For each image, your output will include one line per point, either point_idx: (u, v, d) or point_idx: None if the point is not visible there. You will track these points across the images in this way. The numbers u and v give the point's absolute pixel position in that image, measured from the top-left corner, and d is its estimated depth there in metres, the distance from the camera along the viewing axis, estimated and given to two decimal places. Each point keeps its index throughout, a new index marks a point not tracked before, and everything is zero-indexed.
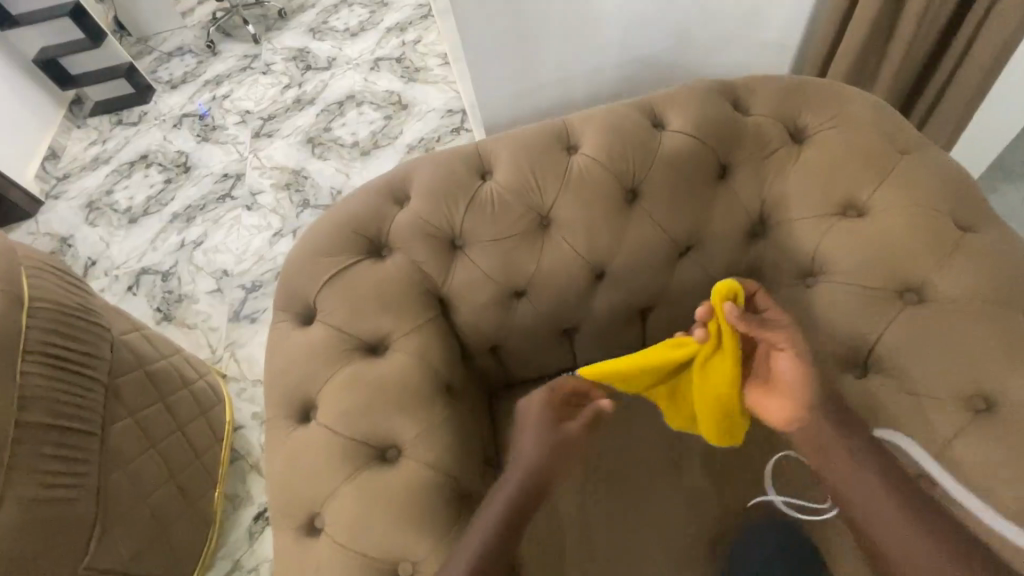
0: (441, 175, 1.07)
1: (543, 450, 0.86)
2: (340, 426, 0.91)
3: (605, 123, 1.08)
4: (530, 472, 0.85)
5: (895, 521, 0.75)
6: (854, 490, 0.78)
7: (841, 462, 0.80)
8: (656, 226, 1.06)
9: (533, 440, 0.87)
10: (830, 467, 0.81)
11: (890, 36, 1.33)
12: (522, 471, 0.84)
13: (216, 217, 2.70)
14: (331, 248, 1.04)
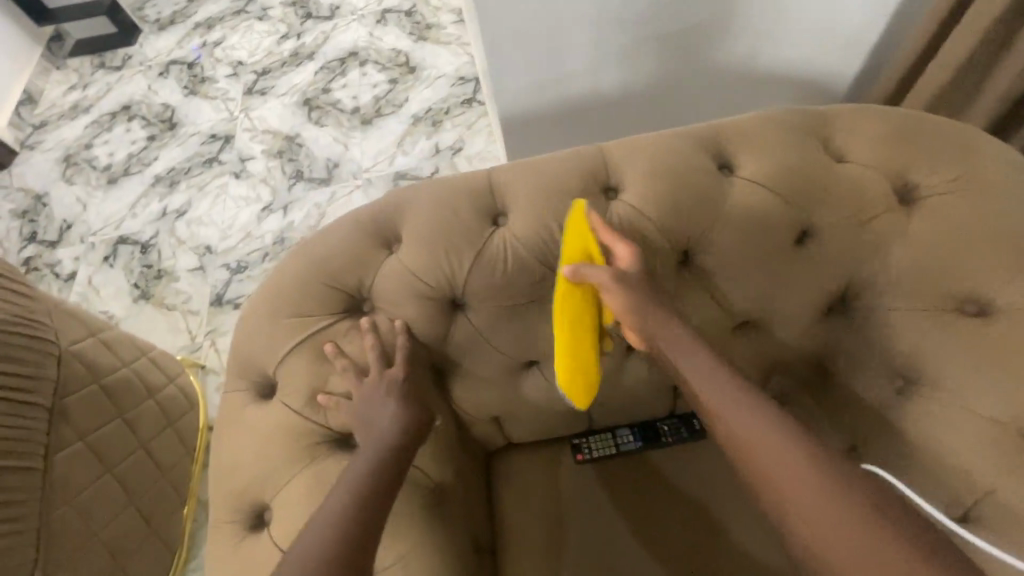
0: (442, 217, 0.84)
1: (383, 452, 0.70)
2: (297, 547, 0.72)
3: (658, 159, 0.84)
4: (371, 476, 0.67)
5: (838, 508, 0.59)
6: (788, 476, 0.62)
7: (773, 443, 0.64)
8: (710, 298, 0.84)
9: (376, 442, 0.71)
10: (756, 452, 0.65)
11: (1015, 45, 1.04)
12: (380, 437, 0.71)
13: (201, 184, 2.42)
14: (299, 305, 0.82)
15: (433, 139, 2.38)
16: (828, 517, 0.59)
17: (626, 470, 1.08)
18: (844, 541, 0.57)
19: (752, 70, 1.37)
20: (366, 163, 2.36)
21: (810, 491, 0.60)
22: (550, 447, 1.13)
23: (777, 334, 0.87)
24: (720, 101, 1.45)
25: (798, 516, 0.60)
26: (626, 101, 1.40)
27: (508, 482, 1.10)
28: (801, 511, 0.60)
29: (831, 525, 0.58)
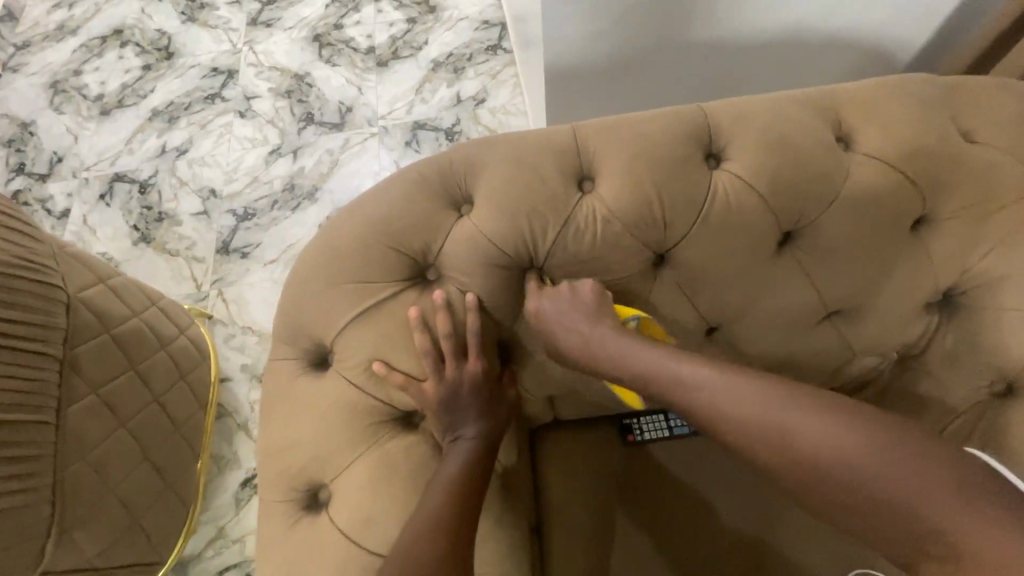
0: (522, 178, 0.74)
1: (482, 459, 0.69)
2: (362, 532, 0.67)
3: (767, 126, 0.75)
4: (470, 483, 0.66)
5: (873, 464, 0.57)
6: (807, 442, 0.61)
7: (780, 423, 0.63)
8: (808, 285, 0.77)
9: (470, 446, 0.69)
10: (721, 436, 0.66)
11: None
12: (471, 451, 0.69)
13: (203, 120, 2.25)
14: (358, 269, 0.74)
15: (453, 88, 2.22)
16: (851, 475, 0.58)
17: (677, 453, 1.04)
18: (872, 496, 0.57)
19: (830, 33, 1.25)
20: (382, 110, 2.20)
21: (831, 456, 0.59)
22: (598, 425, 1.08)
23: (872, 327, 0.80)
24: (788, 64, 1.34)
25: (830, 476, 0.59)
26: (687, 57, 1.28)
27: (554, 460, 1.05)
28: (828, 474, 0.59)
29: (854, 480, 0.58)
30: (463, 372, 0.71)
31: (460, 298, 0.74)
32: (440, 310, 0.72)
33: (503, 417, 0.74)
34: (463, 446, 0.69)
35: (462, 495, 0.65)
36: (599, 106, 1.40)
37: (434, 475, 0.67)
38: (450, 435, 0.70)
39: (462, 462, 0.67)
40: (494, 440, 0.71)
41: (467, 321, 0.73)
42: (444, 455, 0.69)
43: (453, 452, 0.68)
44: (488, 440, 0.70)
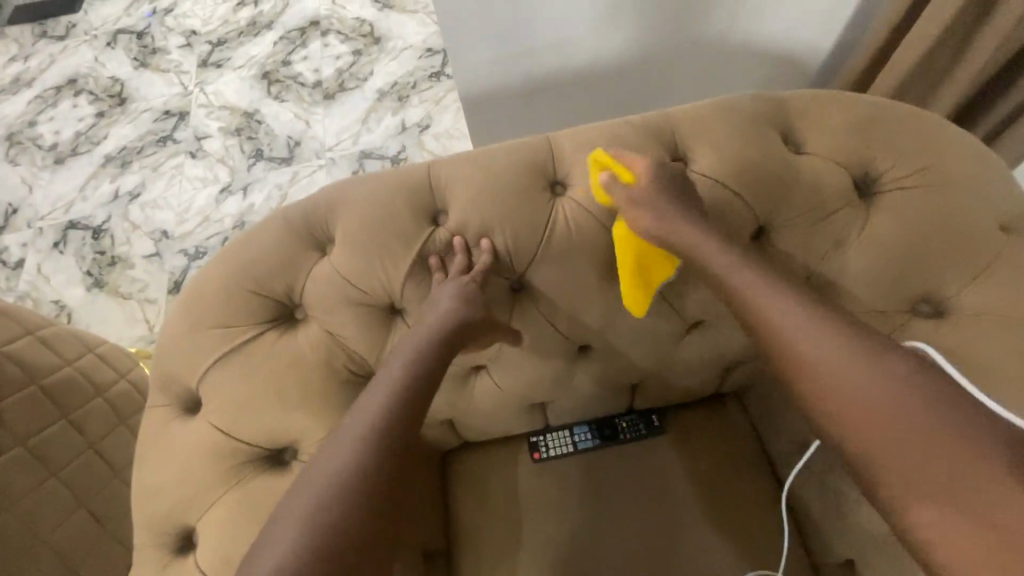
0: (375, 216, 0.78)
1: (352, 466, 0.63)
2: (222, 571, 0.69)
3: (609, 152, 0.79)
4: (339, 496, 0.61)
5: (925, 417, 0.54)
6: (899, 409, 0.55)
7: (830, 347, 0.61)
8: (659, 299, 0.82)
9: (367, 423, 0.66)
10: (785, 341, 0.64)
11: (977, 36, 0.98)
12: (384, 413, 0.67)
13: (155, 163, 2.28)
14: (224, 315, 0.77)
15: (398, 116, 2.24)
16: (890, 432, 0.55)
17: (584, 467, 1.05)
18: (914, 462, 0.53)
19: (725, 51, 1.30)
20: (329, 142, 2.22)
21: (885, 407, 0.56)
22: (507, 445, 1.09)
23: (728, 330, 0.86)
24: (690, 81, 1.38)
25: (861, 429, 0.57)
26: (593, 75, 1.32)
27: (464, 482, 1.07)
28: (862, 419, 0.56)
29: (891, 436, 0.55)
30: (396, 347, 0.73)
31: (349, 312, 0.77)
32: (325, 335, 0.77)
33: (376, 412, 0.67)
34: (331, 458, 0.64)
35: (327, 513, 0.60)
36: (516, 132, 1.45)
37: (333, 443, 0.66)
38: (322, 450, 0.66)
39: (329, 476, 0.63)
40: (366, 442, 0.64)
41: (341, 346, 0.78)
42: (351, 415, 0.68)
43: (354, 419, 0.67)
44: (355, 445, 0.64)
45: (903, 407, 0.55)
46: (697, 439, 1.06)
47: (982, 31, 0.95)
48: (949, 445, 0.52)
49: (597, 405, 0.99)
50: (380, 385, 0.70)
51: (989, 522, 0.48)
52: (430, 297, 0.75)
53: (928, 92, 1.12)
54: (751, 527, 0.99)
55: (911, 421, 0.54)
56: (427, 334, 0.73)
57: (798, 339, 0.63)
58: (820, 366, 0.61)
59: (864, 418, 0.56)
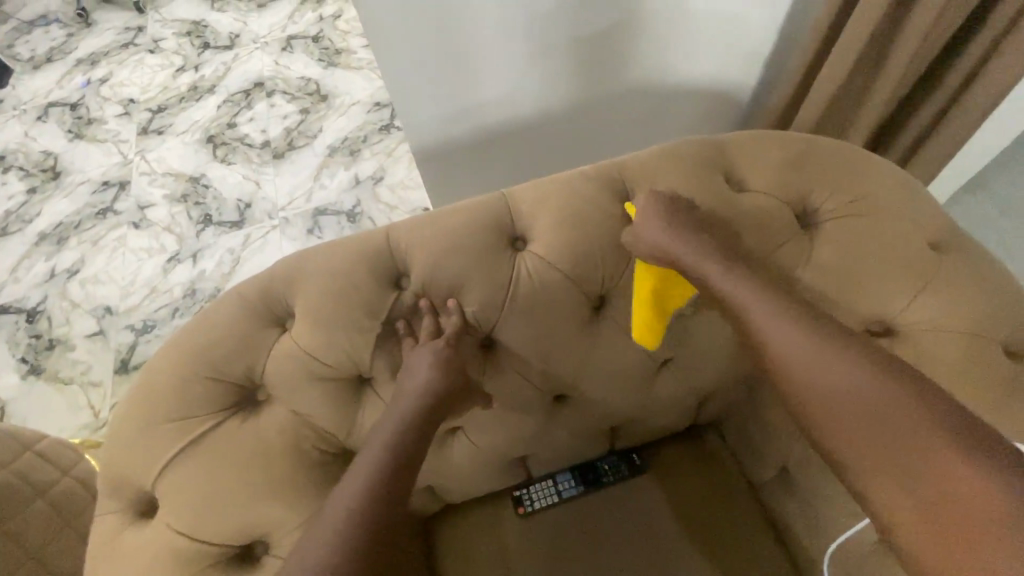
0: (335, 287, 0.76)
1: (332, 557, 0.60)
2: None
3: (562, 204, 0.80)
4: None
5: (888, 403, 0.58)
6: (864, 398, 0.59)
7: (844, 370, 0.61)
8: (629, 341, 0.82)
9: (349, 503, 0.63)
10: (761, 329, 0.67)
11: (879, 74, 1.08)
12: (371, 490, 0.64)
13: (95, 237, 2.17)
14: (177, 405, 0.72)
15: (351, 170, 2.24)
16: (888, 451, 0.57)
17: (569, 518, 1.01)
18: (876, 450, 0.57)
19: (661, 94, 1.37)
20: (282, 202, 2.18)
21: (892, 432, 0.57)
22: (489, 502, 1.05)
23: (696, 366, 0.88)
24: (631, 125, 1.45)
25: (830, 413, 0.61)
26: (541, 123, 1.36)
27: (447, 548, 1.01)
28: (869, 440, 0.58)
29: (887, 457, 0.56)
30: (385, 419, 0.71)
31: (310, 391, 0.74)
32: (290, 418, 0.74)
33: (358, 494, 0.64)
34: (312, 549, 0.61)
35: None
36: (471, 181, 1.48)
37: (317, 526, 0.63)
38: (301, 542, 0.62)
39: (308, 566, 0.59)
40: (349, 529, 0.61)
41: (308, 425, 0.74)
42: (337, 490, 0.66)
43: (338, 497, 0.64)
44: (339, 533, 0.61)
45: (912, 432, 0.56)
46: (680, 475, 1.04)
47: (885, 67, 1.05)
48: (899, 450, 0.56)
49: (577, 452, 0.98)
50: (361, 463, 0.67)
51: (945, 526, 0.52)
52: (406, 365, 0.73)
53: (847, 122, 1.21)
54: (746, 560, 0.96)
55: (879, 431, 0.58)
56: (408, 405, 0.70)
57: (806, 363, 0.63)
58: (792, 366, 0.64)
59: (845, 418, 0.60)
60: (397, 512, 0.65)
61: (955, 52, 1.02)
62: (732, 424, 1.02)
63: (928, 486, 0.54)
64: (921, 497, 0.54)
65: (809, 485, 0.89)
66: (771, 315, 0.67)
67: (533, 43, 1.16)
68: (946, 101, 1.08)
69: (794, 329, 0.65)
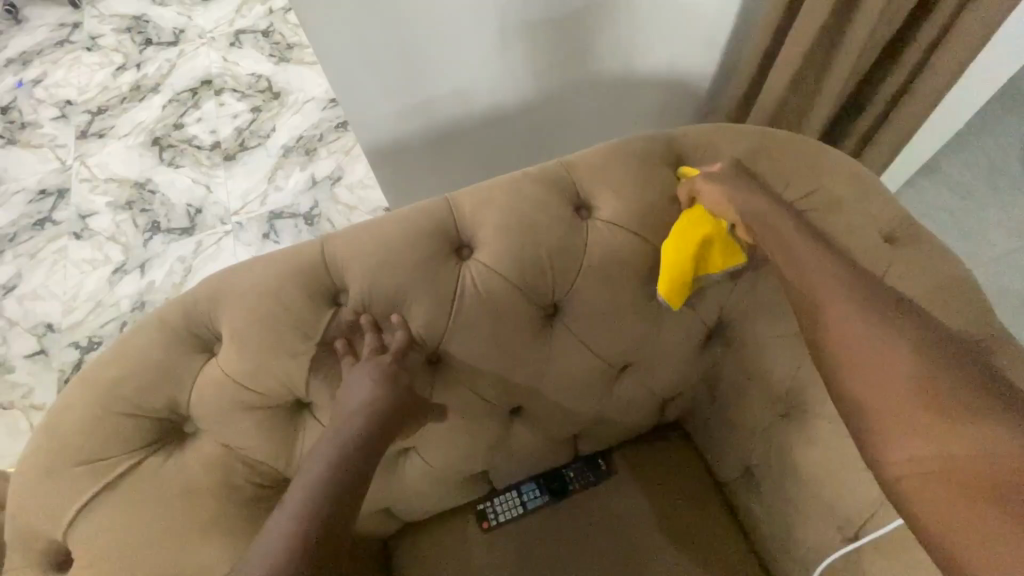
0: (264, 307, 0.70)
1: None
2: None
3: (510, 208, 0.76)
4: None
5: (926, 367, 0.54)
6: (900, 355, 0.55)
7: (880, 327, 0.57)
8: (585, 349, 0.78)
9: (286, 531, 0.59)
10: (804, 279, 0.62)
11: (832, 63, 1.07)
12: (309, 512, 0.59)
13: (32, 250, 2.03)
14: (93, 444, 0.66)
15: (307, 170, 2.14)
16: (912, 403, 0.53)
17: (534, 530, 0.98)
18: (909, 410, 0.53)
19: (618, 86, 1.33)
20: (234, 205, 2.08)
21: (917, 385, 0.53)
22: (452, 517, 1.00)
23: (656, 370, 0.85)
24: (590, 119, 1.41)
25: (861, 369, 0.56)
26: (498, 118, 1.32)
27: (409, 570, 0.97)
28: (905, 398, 0.53)
29: (908, 409, 0.53)
30: (335, 430, 0.66)
31: (242, 421, 0.68)
32: (221, 450, 0.68)
33: (291, 528, 0.58)
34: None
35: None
36: (428, 179, 1.42)
37: (251, 555, 0.58)
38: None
39: None
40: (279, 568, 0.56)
41: (242, 456, 0.69)
42: (275, 513, 0.61)
43: (274, 521, 0.60)
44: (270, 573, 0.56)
45: (950, 399, 0.52)
46: (648, 478, 1.02)
47: (837, 57, 1.04)
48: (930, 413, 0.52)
49: (539, 462, 0.94)
50: (295, 494, 0.61)
51: (977, 494, 0.48)
52: (345, 386, 0.68)
53: (803, 112, 1.19)
54: (713, 562, 0.95)
55: (912, 391, 0.53)
56: (349, 428, 0.65)
57: (839, 315, 0.59)
58: (825, 315, 0.60)
59: (873, 375, 0.55)
60: (336, 545, 0.60)
61: (905, 39, 1.01)
62: (696, 424, 1.00)
63: (944, 441, 0.50)
64: (937, 452, 0.50)
65: (771, 485, 0.88)
66: (806, 267, 0.63)
67: (484, 35, 1.10)
68: (897, 88, 1.08)
69: (832, 278, 0.61)
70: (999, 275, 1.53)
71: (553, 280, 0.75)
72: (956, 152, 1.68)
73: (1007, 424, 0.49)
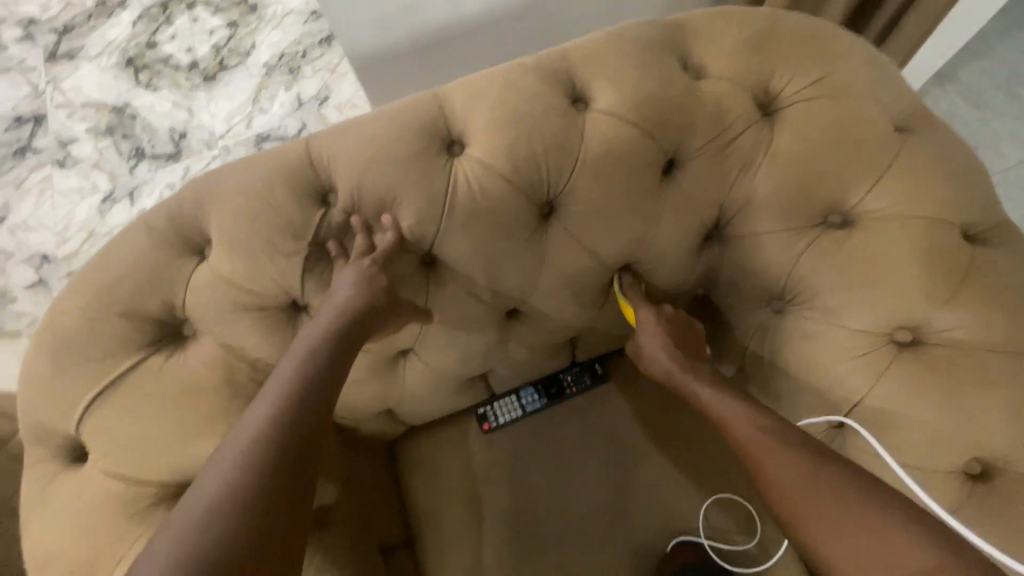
0: (251, 209, 0.68)
1: (236, 479, 0.52)
2: None
3: (501, 101, 0.72)
4: (213, 525, 0.48)
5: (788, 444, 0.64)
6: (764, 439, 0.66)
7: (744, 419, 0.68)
8: (579, 250, 0.76)
9: (263, 422, 0.56)
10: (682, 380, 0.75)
11: None
12: (284, 403, 0.58)
13: (17, 180, 1.95)
14: (94, 346, 0.67)
15: (292, 90, 2.03)
16: (793, 477, 0.62)
17: (532, 431, 1.01)
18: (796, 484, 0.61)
19: None
20: (219, 129, 1.99)
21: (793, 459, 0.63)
22: (451, 422, 1.03)
23: (654, 273, 0.82)
24: (591, 18, 1.31)
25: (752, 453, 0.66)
26: (492, 19, 1.22)
27: (413, 467, 1.01)
28: (784, 472, 0.63)
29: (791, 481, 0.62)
30: (312, 332, 0.65)
31: (239, 322, 0.68)
32: (221, 350, 0.69)
33: (268, 412, 0.57)
34: (213, 472, 0.53)
35: (204, 541, 0.48)
36: (416, 85, 1.33)
37: (225, 447, 0.55)
38: (205, 472, 0.54)
39: (217, 486, 0.52)
40: (256, 446, 0.54)
41: (243, 356, 0.70)
42: (251, 408, 0.59)
43: (251, 415, 0.57)
44: (246, 453, 0.54)
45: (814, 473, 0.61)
46: (642, 383, 1.04)
47: None
48: (809, 487, 0.61)
49: (537, 367, 0.96)
50: (274, 386, 0.60)
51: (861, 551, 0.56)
52: (330, 289, 0.68)
53: (819, 4, 1.11)
54: (703, 458, 0.99)
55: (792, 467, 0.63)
56: (327, 324, 0.65)
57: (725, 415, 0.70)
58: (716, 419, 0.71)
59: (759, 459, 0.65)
60: (316, 428, 0.58)
61: None
62: None
63: (821, 504, 0.59)
64: (821, 515, 0.59)
65: None
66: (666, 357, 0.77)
67: None
68: None
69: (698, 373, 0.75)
70: (1011, 187, 1.49)
71: (547, 177, 0.72)
72: (977, 57, 1.59)
73: (854, 486, 0.60)
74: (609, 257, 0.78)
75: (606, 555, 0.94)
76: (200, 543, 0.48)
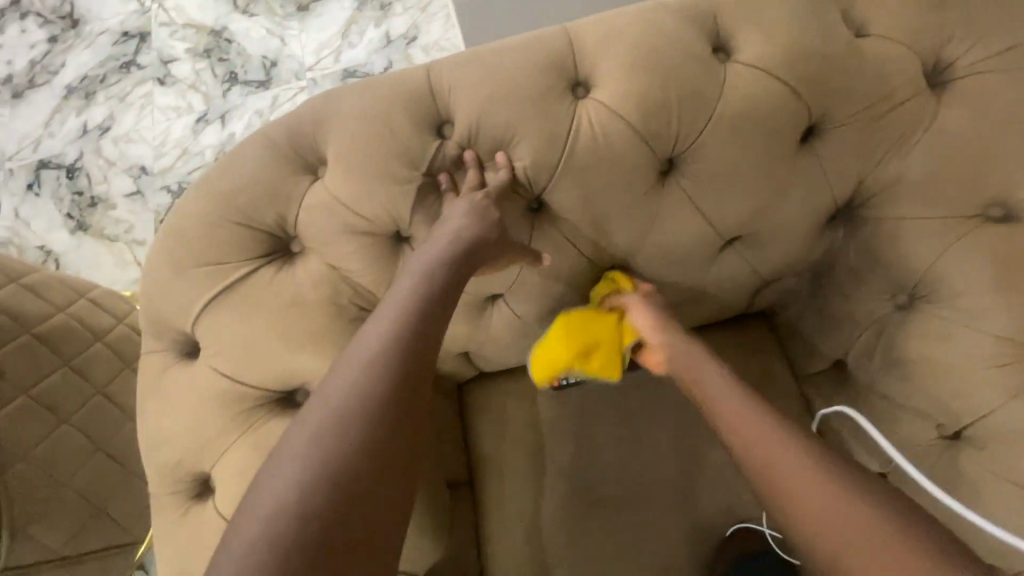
0: (369, 133, 0.67)
1: (361, 392, 0.54)
2: (222, 500, 0.67)
3: (636, 43, 0.67)
4: (340, 439, 0.51)
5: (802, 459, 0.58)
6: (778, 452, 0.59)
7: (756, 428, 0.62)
8: (694, 214, 0.72)
9: (381, 341, 0.57)
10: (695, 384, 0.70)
11: None
12: (398, 323, 0.59)
13: (122, 92, 1.95)
14: (213, 249, 0.70)
15: (382, 27, 2.00)
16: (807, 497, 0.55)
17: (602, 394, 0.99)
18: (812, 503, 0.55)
19: None
20: (309, 61, 1.97)
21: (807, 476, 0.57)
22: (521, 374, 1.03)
23: (768, 248, 0.76)
24: None
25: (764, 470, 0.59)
26: None
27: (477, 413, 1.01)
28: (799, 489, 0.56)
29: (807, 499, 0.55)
30: (425, 258, 0.65)
31: (346, 244, 0.69)
32: (326, 270, 0.70)
33: (384, 336, 0.58)
34: (337, 384, 0.55)
35: (341, 447, 0.50)
36: None
37: (344, 362, 0.57)
38: (327, 383, 0.56)
39: (342, 398, 0.54)
40: (378, 364, 0.56)
41: (348, 279, 0.71)
42: (366, 327, 0.60)
43: (367, 334, 0.58)
44: (368, 369, 0.55)
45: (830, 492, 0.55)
46: None
47: None
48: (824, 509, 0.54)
49: None
50: (388, 308, 0.61)
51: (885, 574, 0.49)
52: (441, 218, 0.67)
53: None
54: None
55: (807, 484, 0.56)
56: (439, 251, 0.64)
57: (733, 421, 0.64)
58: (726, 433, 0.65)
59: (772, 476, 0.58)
60: (429, 355, 0.59)
61: None
62: None
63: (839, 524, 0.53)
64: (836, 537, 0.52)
65: None
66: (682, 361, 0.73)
67: None
68: None
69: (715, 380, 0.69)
70: None
71: (676, 130, 0.67)
72: None
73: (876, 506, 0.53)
74: (726, 225, 0.73)
75: (664, 527, 0.94)
76: (332, 448, 0.50)
